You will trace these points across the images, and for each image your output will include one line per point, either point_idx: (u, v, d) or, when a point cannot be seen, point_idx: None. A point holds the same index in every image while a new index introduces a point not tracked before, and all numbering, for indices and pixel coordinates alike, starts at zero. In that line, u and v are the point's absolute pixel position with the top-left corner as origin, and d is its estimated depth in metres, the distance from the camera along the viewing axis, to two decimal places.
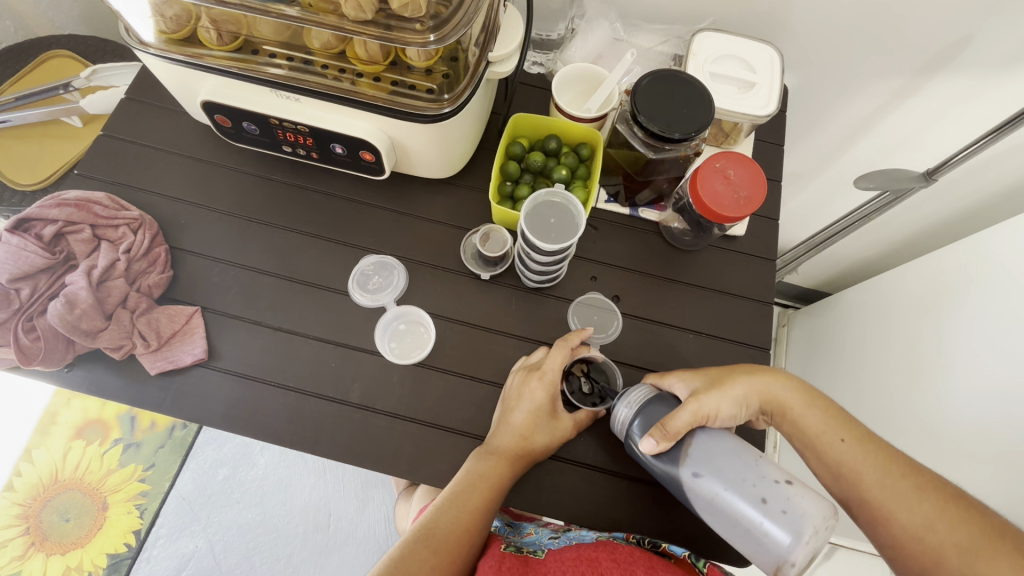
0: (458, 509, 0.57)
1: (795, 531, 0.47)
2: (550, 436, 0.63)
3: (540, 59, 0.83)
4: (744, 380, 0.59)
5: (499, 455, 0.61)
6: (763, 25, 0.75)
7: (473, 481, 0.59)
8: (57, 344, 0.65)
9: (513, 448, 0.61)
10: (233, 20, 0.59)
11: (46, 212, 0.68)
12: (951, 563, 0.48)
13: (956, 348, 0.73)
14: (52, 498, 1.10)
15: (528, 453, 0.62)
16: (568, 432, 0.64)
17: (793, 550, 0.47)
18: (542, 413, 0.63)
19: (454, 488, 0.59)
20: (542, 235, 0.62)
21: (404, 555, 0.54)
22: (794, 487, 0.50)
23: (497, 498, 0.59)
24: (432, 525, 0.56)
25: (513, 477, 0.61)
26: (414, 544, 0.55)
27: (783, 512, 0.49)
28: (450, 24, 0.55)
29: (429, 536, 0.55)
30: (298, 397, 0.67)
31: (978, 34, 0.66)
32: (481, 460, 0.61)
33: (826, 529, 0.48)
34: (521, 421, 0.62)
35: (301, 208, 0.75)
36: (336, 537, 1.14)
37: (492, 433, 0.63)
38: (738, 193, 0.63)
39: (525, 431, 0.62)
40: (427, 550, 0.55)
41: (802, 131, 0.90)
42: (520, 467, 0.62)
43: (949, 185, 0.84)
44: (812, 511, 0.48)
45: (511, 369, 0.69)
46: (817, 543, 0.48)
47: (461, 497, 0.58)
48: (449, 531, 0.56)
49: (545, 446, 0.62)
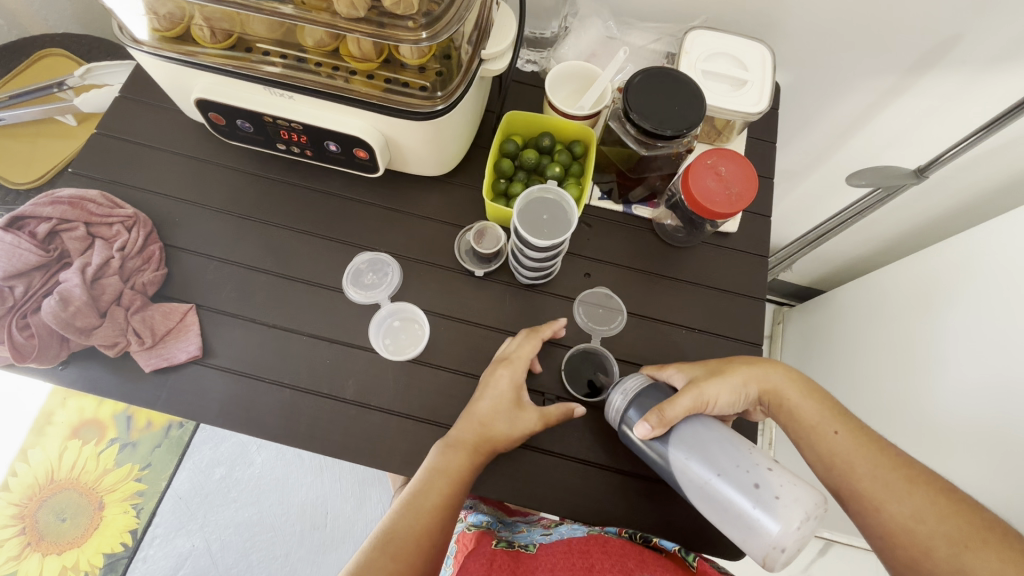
0: (417, 511, 0.57)
1: (786, 517, 0.48)
2: (511, 425, 0.62)
3: (533, 57, 0.85)
4: (743, 370, 0.60)
5: (459, 446, 0.60)
6: (756, 23, 0.75)
7: (432, 477, 0.58)
8: (51, 341, 0.65)
9: (474, 437, 0.61)
10: (226, 17, 0.59)
11: (39, 210, 0.69)
12: (939, 554, 0.48)
13: (946, 342, 0.74)
14: (47, 498, 1.09)
15: (489, 441, 0.61)
16: (530, 425, 0.62)
17: (783, 536, 0.47)
18: (504, 401, 0.62)
19: (414, 487, 0.58)
20: (535, 230, 0.63)
21: (364, 565, 0.53)
22: (786, 474, 0.50)
23: (458, 492, 0.59)
24: (391, 529, 0.56)
25: (472, 469, 0.60)
26: (373, 551, 0.54)
27: (775, 498, 0.49)
28: (443, 21, 0.55)
29: (388, 540, 0.55)
30: (292, 393, 0.67)
31: (969, 31, 0.67)
32: (439, 453, 0.60)
33: (817, 517, 0.48)
34: (484, 409, 0.62)
35: (295, 206, 0.75)
36: (334, 534, 1.14)
37: (455, 424, 0.63)
38: (730, 189, 0.64)
39: (486, 419, 0.61)
40: (385, 555, 0.54)
41: (794, 129, 0.90)
42: (482, 458, 0.61)
43: (941, 182, 0.84)
44: (804, 498, 0.48)
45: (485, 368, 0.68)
46: (807, 530, 0.48)
47: (419, 497, 0.57)
48: (408, 535, 0.55)
49: (506, 436, 0.61)
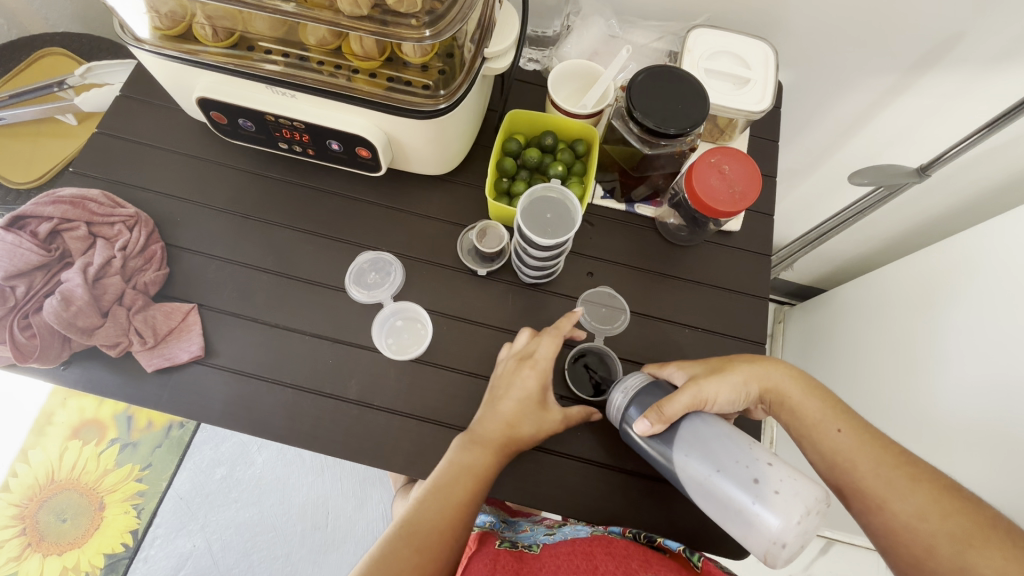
0: (441, 505, 0.57)
1: (786, 512, 0.47)
2: (537, 426, 0.62)
3: (536, 56, 0.85)
4: (743, 368, 0.59)
5: (485, 445, 0.60)
6: (758, 22, 0.75)
7: (458, 473, 0.59)
8: (52, 341, 0.65)
9: (500, 437, 0.61)
10: (227, 16, 0.59)
11: (40, 209, 0.68)
12: (942, 552, 0.48)
13: (949, 341, 0.74)
14: (48, 499, 1.09)
15: (515, 441, 0.61)
16: (555, 425, 0.64)
17: (783, 532, 0.47)
18: (531, 403, 0.63)
19: (438, 481, 0.58)
20: (535, 228, 0.63)
21: (389, 556, 0.53)
22: (785, 469, 0.50)
23: (483, 490, 0.59)
24: (415, 522, 0.55)
25: (497, 468, 0.60)
26: (396, 542, 0.54)
27: (774, 493, 0.49)
28: (446, 19, 0.55)
29: (412, 533, 0.55)
30: (294, 393, 0.67)
31: (971, 29, 0.67)
32: (466, 450, 0.60)
33: (818, 511, 0.48)
34: (509, 409, 0.62)
35: (297, 205, 0.75)
36: (335, 535, 1.14)
37: (478, 420, 0.63)
38: (733, 188, 0.64)
39: (511, 419, 0.62)
40: (410, 547, 0.54)
41: (796, 127, 0.90)
42: (506, 457, 0.61)
43: (942, 181, 0.84)
44: (804, 493, 0.48)
45: (497, 360, 0.68)
46: (808, 525, 0.48)
47: (446, 491, 0.57)
48: (433, 527, 0.55)
49: (531, 437, 0.62)
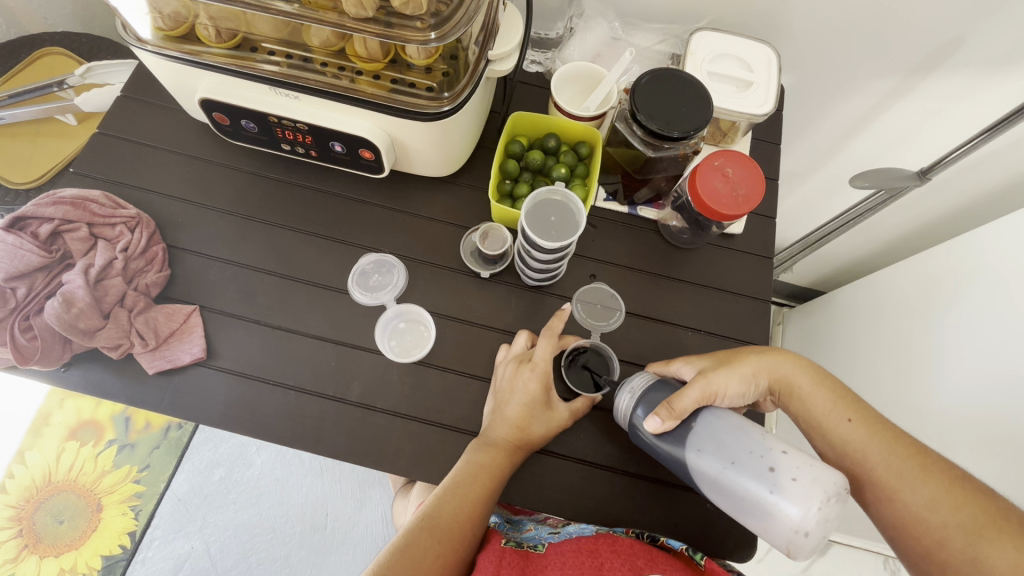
0: (459, 500, 0.57)
1: (805, 499, 0.47)
2: (546, 427, 0.63)
3: (539, 58, 0.84)
4: (753, 360, 0.59)
5: (497, 446, 0.61)
6: (760, 25, 0.75)
7: (472, 471, 0.59)
8: (53, 344, 0.64)
9: (509, 439, 0.61)
10: (231, 18, 0.58)
11: (41, 210, 0.68)
12: (953, 545, 0.49)
13: (948, 341, 0.74)
14: (45, 500, 1.08)
15: (526, 443, 0.62)
16: (563, 422, 0.64)
17: (804, 520, 0.47)
18: (537, 405, 0.63)
19: (453, 478, 0.59)
20: (542, 232, 0.62)
21: (410, 546, 0.54)
22: (801, 456, 0.49)
23: (497, 490, 0.59)
24: (434, 514, 0.56)
25: (510, 468, 0.61)
26: (418, 533, 0.55)
27: (793, 481, 0.48)
28: (451, 22, 0.55)
29: (432, 525, 0.55)
30: (297, 395, 0.67)
31: (970, 34, 0.67)
32: (479, 451, 0.61)
33: (839, 498, 0.47)
34: (515, 413, 0.62)
35: (300, 207, 0.75)
36: (335, 536, 1.13)
37: (488, 422, 0.63)
38: (736, 190, 0.64)
39: (520, 422, 0.62)
40: (432, 538, 0.55)
41: (797, 130, 0.91)
42: (517, 460, 0.62)
43: (943, 184, 0.85)
44: (823, 479, 0.47)
45: (495, 361, 0.69)
46: (829, 512, 0.47)
47: (463, 488, 0.58)
48: (451, 519, 0.56)
49: (541, 437, 0.63)
